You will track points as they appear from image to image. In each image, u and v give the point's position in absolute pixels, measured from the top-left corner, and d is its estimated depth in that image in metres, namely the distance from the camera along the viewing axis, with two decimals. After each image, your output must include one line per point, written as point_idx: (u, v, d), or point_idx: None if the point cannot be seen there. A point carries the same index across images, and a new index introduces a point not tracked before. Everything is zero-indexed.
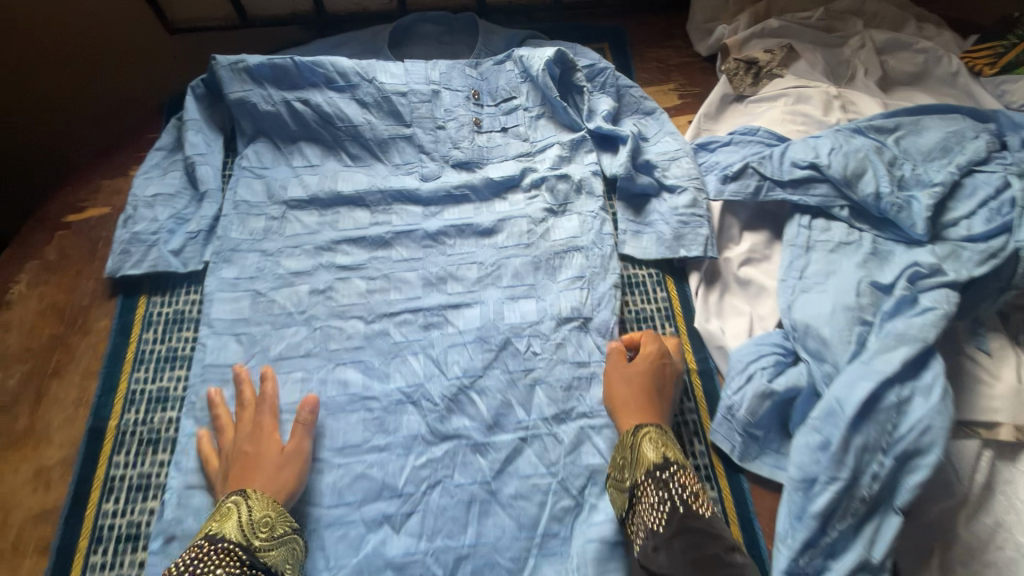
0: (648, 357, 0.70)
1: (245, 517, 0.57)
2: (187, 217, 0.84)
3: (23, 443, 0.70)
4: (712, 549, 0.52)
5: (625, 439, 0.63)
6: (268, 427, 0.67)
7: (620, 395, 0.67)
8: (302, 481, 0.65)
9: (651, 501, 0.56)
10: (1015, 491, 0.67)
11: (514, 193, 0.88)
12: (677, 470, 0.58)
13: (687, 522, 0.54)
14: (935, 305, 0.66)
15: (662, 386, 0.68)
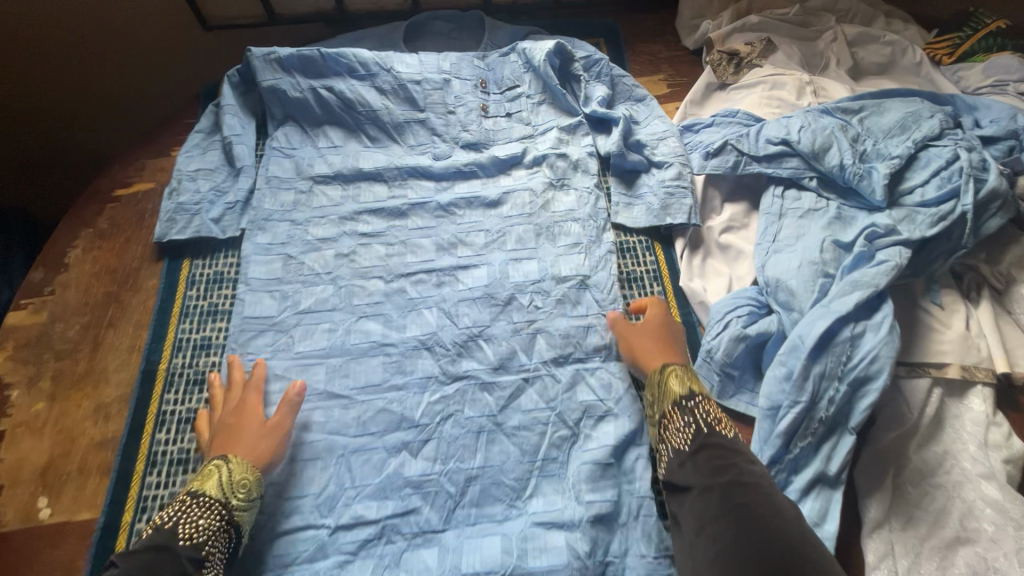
0: (657, 318, 0.80)
1: (225, 479, 0.65)
2: (224, 189, 0.93)
3: (84, 383, 0.80)
4: (732, 460, 0.61)
5: (653, 379, 0.73)
6: (253, 403, 0.73)
7: (641, 345, 0.77)
8: (281, 449, 0.72)
9: (677, 425, 0.67)
10: (961, 423, 0.76)
11: (517, 169, 0.98)
12: (700, 400, 0.69)
13: (709, 439, 0.64)
14: (888, 258, 0.75)
15: (676, 340, 0.78)
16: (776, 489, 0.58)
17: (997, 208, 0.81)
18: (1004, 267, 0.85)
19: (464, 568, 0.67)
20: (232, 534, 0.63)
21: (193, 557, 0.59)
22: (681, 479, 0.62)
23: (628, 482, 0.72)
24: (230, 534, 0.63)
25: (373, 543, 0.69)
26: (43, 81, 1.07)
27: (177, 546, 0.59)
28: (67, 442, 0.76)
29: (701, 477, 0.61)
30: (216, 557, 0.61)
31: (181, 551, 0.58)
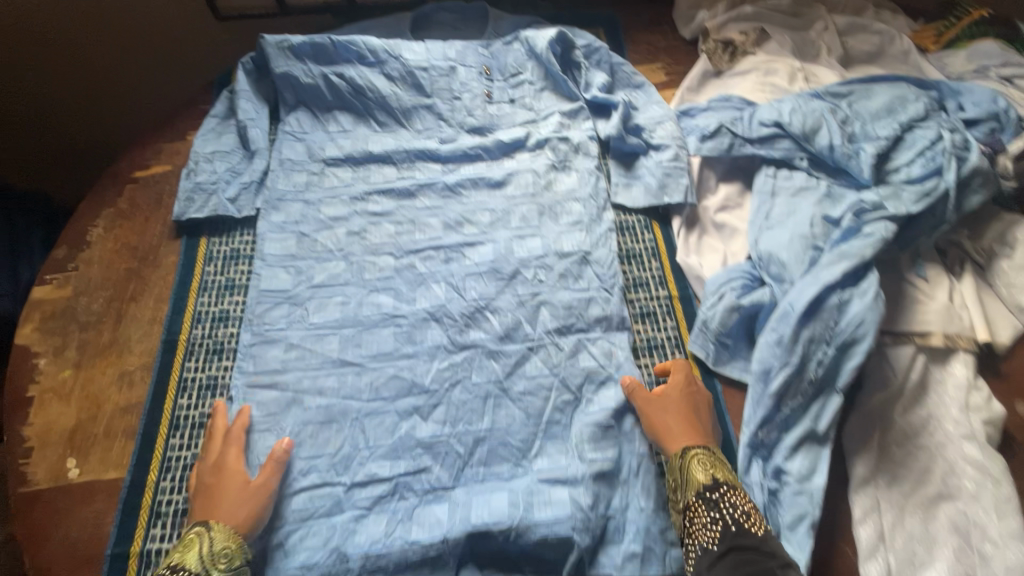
0: (678, 386, 0.77)
1: (206, 548, 0.64)
2: (240, 171, 0.97)
3: (108, 353, 0.83)
4: (765, 565, 0.58)
5: (676, 462, 0.71)
6: (234, 461, 0.72)
7: (663, 421, 0.74)
8: (265, 512, 0.70)
9: (703, 521, 0.66)
10: (943, 388, 0.80)
11: (521, 152, 1.02)
12: (725, 491, 0.67)
13: (738, 539, 0.62)
14: (874, 231, 0.80)
15: (700, 412, 0.76)
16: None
17: (979, 185, 0.86)
18: (985, 243, 0.89)
19: (474, 521, 0.70)
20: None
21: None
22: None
23: (627, 443, 0.76)
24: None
25: (387, 499, 0.73)
26: (60, 68, 1.10)
27: None
28: (94, 407, 0.79)
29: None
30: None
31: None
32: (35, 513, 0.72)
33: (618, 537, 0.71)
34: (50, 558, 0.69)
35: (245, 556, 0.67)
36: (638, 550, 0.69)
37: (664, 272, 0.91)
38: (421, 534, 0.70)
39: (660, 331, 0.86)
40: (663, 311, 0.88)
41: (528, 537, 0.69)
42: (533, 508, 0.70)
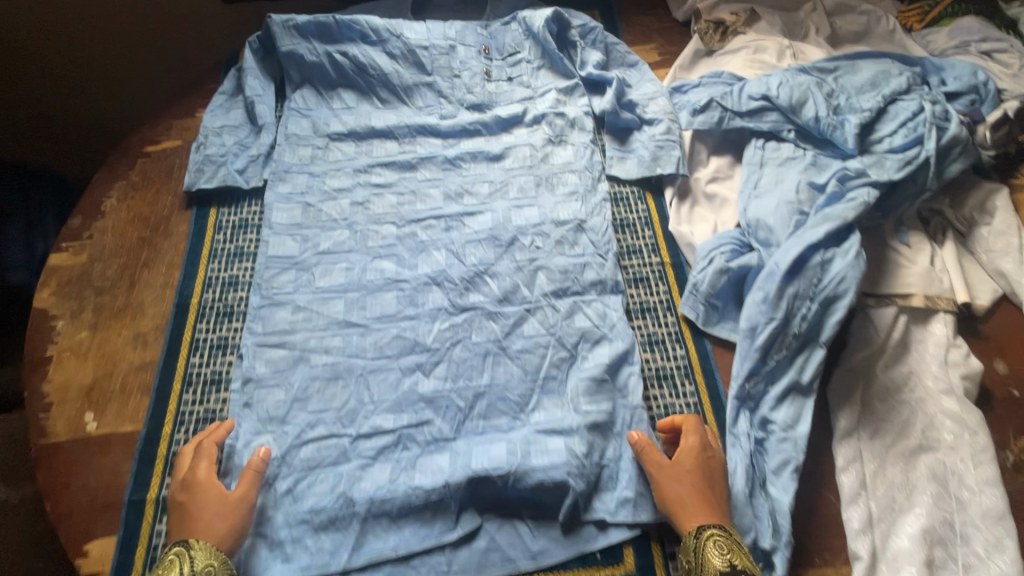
0: (692, 451, 0.72)
1: (188, 567, 0.62)
2: (248, 144, 1.01)
3: (123, 315, 0.87)
4: None
5: (688, 542, 0.66)
6: (207, 486, 0.70)
7: (675, 493, 0.69)
8: (243, 525, 0.68)
9: None
10: (925, 347, 0.83)
11: (519, 128, 1.05)
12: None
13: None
14: (857, 196, 0.83)
15: (716, 482, 0.71)
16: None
17: (958, 154, 0.89)
18: (967, 211, 0.92)
19: (475, 467, 0.73)
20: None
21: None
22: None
23: (620, 397, 0.80)
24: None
25: (390, 449, 0.76)
26: (70, 48, 1.14)
27: None
28: (110, 365, 0.83)
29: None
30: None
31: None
32: (55, 463, 0.75)
33: (612, 484, 0.74)
34: (71, 503, 0.73)
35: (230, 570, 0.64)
36: (630, 496, 0.73)
37: (656, 240, 0.95)
38: (424, 479, 0.73)
39: (652, 294, 0.90)
40: (656, 277, 0.91)
41: (526, 482, 0.72)
42: (530, 455, 0.74)
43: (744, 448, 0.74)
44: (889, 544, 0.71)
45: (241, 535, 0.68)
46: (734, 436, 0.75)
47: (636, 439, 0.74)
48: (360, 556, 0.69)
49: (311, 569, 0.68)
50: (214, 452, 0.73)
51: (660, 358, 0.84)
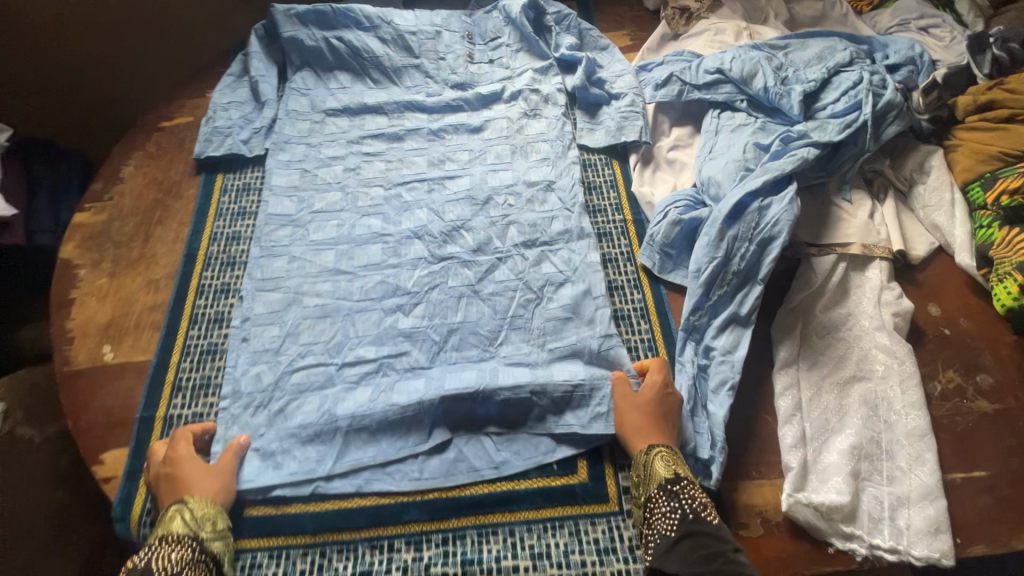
0: (653, 385, 0.80)
1: (189, 516, 0.69)
2: (252, 119, 1.12)
3: (138, 264, 0.97)
4: (716, 548, 0.63)
5: (640, 458, 0.74)
6: (188, 458, 0.75)
7: (632, 420, 0.77)
8: (230, 485, 0.75)
9: (663, 510, 0.69)
10: (862, 290, 0.89)
11: (497, 104, 1.15)
12: (685, 484, 0.70)
13: (694, 526, 0.66)
14: (797, 153, 0.91)
15: (671, 413, 0.78)
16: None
17: (894, 117, 0.97)
18: (907, 171, 0.99)
19: (447, 388, 0.81)
20: (209, 564, 0.67)
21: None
22: (665, 566, 0.63)
23: (585, 329, 0.88)
24: (207, 565, 0.67)
25: (372, 375, 0.85)
26: (96, 39, 1.27)
27: None
28: (125, 306, 0.93)
29: (687, 565, 0.62)
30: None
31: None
32: (76, 386, 0.85)
33: (585, 403, 0.81)
34: (89, 419, 0.82)
35: (227, 520, 0.73)
36: (603, 411, 0.80)
37: (620, 200, 1.04)
38: (401, 399, 0.81)
39: (615, 247, 0.99)
40: (619, 232, 1.00)
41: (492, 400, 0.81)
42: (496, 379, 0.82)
43: (689, 372, 0.82)
44: (821, 458, 0.77)
45: (233, 490, 0.75)
46: (681, 362, 0.84)
47: (614, 378, 0.82)
48: (342, 463, 0.78)
49: (298, 474, 0.77)
50: (191, 429, 0.79)
51: (620, 300, 0.93)
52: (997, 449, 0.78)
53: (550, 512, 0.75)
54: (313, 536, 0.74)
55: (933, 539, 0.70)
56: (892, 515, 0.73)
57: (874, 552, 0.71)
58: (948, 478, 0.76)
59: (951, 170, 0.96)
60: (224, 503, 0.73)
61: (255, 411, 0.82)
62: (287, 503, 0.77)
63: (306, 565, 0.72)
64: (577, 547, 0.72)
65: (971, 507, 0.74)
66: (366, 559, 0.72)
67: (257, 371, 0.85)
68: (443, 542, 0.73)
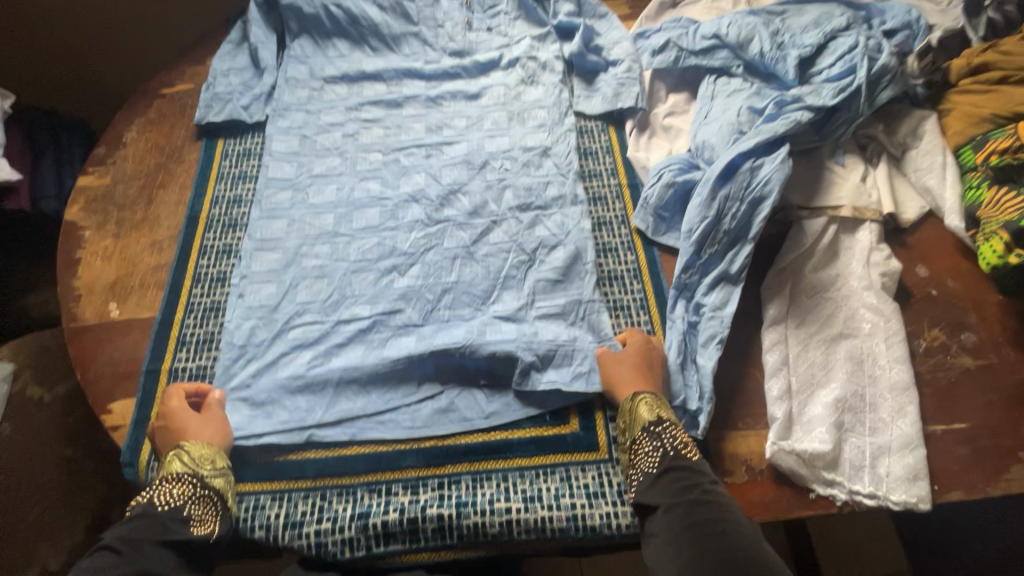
0: (637, 342, 0.83)
1: (188, 457, 0.72)
2: (252, 85, 1.13)
3: (141, 225, 0.99)
4: (694, 481, 0.67)
5: (625, 406, 0.77)
6: (181, 411, 0.78)
7: (618, 373, 0.80)
8: (224, 429, 0.78)
9: (646, 450, 0.73)
10: (852, 253, 0.90)
11: (495, 71, 1.16)
12: (668, 425, 0.74)
13: (674, 462, 0.70)
14: (790, 116, 0.91)
15: (656, 366, 0.81)
16: (734, 508, 0.64)
17: (888, 82, 0.96)
18: (901, 137, 0.99)
19: (437, 345, 0.84)
20: (213, 499, 0.71)
21: (176, 517, 0.67)
22: (647, 500, 0.69)
23: (573, 292, 0.90)
24: (211, 498, 0.71)
25: (367, 331, 0.87)
26: (95, 7, 1.27)
27: (158, 512, 0.67)
28: (130, 266, 0.95)
29: (666, 497, 0.67)
30: (204, 517, 0.69)
31: (163, 516, 0.67)
32: (84, 340, 0.88)
33: (568, 360, 0.83)
34: (97, 372, 0.85)
35: (225, 459, 0.76)
36: (585, 370, 0.83)
37: (615, 165, 1.06)
38: (393, 353, 0.85)
39: (610, 211, 1.01)
40: (613, 195, 1.02)
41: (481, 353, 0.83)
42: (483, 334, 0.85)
43: (679, 328, 0.85)
44: (805, 411, 0.80)
45: (230, 436, 0.78)
46: (672, 319, 0.86)
47: (597, 354, 0.83)
48: (332, 412, 0.82)
49: (300, 422, 0.81)
50: (185, 389, 0.81)
51: (612, 262, 0.95)
52: (978, 403, 0.81)
53: (543, 460, 0.79)
54: (314, 481, 0.78)
55: (911, 485, 0.73)
56: (873, 463, 0.75)
57: (853, 498, 0.74)
58: (928, 429, 0.79)
59: (944, 134, 0.97)
60: (222, 446, 0.77)
61: (246, 363, 0.85)
62: (287, 451, 0.80)
63: (306, 508, 0.76)
64: (567, 491, 0.76)
65: (950, 456, 0.77)
66: (365, 502, 0.76)
67: (259, 326, 0.87)
68: (439, 486, 0.77)
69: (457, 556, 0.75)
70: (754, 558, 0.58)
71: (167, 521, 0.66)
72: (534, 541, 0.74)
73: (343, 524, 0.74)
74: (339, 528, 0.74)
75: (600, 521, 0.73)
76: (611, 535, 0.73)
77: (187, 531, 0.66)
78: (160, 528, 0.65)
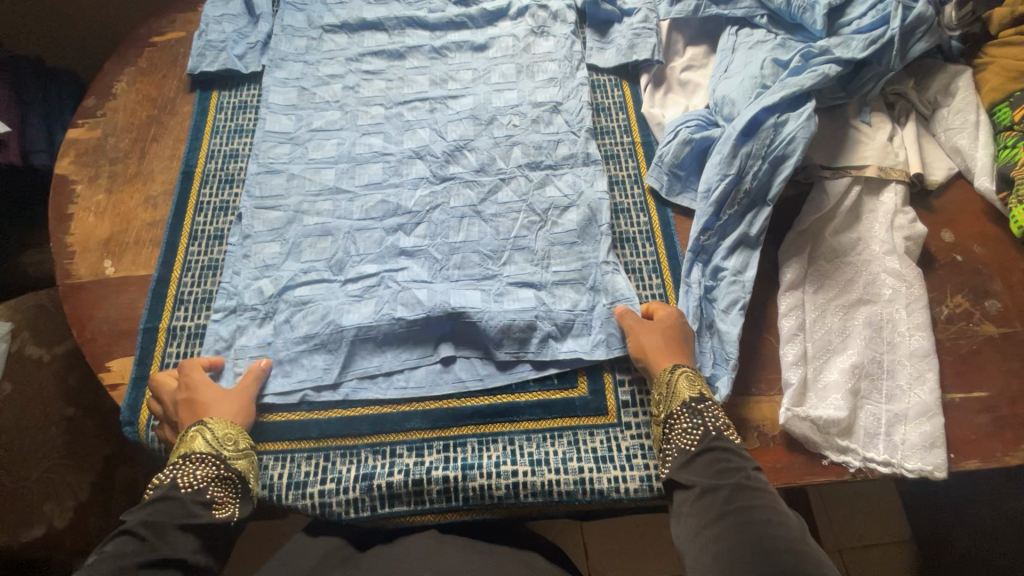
0: (671, 314, 0.78)
1: (212, 436, 0.69)
2: (247, 33, 1.07)
3: (134, 180, 0.95)
4: (736, 464, 0.63)
5: (664, 377, 0.73)
6: (204, 385, 0.74)
7: (649, 344, 0.76)
8: (246, 407, 0.75)
9: (684, 426, 0.69)
10: (876, 215, 0.86)
11: (503, 21, 1.09)
12: (709, 404, 0.70)
13: (716, 442, 0.66)
14: (818, 69, 0.85)
15: (687, 339, 0.77)
16: (779, 499, 0.59)
17: (923, 33, 0.88)
18: (931, 94, 0.94)
19: (453, 305, 0.81)
20: (235, 481, 0.68)
21: (199, 500, 0.64)
22: (685, 479, 0.65)
23: (591, 255, 0.87)
24: (233, 481, 0.68)
25: (374, 288, 0.84)
26: None
27: (180, 494, 0.63)
28: (125, 222, 0.92)
29: (705, 478, 0.63)
30: (226, 500, 0.66)
31: (185, 498, 0.63)
32: (78, 298, 0.85)
33: (586, 330, 0.82)
34: (94, 330, 0.83)
35: (247, 441, 0.73)
36: (602, 338, 0.81)
37: (629, 121, 1.01)
38: (406, 313, 0.81)
39: (622, 169, 0.97)
40: (626, 154, 0.98)
41: (497, 316, 0.81)
42: (505, 298, 0.83)
43: (695, 293, 0.82)
44: (821, 377, 0.77)
45: (250, 413, 0.75)
46: (687, 284, 0.83)
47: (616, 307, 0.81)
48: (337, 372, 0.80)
49: (307, 381, 0.79)
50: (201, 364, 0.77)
51: (625, 223, 0.92)
52: (1000, 371, 0.78)
53: (550, 424, 0.78)
54: (317, 442, 0.77)
55: (928, 453, 0.71)
56: (888, 431, 0.73)
57: (866, 466, 0.73)
58: (947, 397, 0.77)
59: (978, 90, 0.91)
60: (243, 424, 0.74)
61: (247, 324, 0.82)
62: (273, 411, 0.79)
63: (310, 468, 0.75)
64: (575, 455, 0.75)
65: (967, 424, 0.75)
66: (369, 463, 0.75)
67: (258, 286, 0.84)
68: (444, 448, 0.76)
69: (463, 519, 0.74)
70: (801, 552, 0.52)
71: (189, 503, 0.63)
72: (541, 504, 0.73)
73: (348, 485, 0.74)
74: (344, 488, 0.73)
75: (608, 485, 0.73)
76: (619, 499, 0.72)
77: (208, 514, 0.63)
78: (182, 512, 0.62)
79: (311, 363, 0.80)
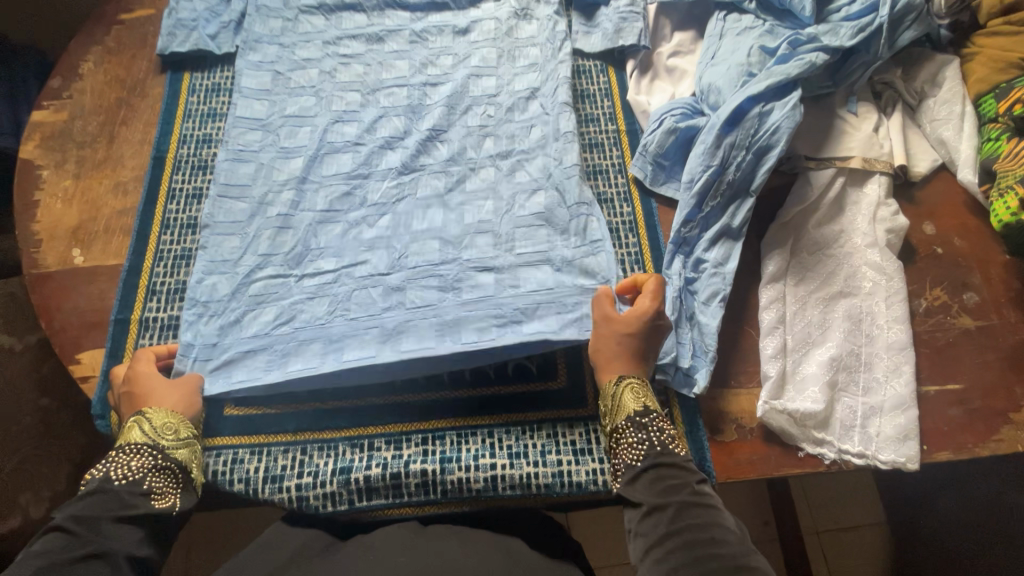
0: (640, 314, 0.72)
1: (148, 426, 0.67)
2: (219, 11, 1.03)
3: (103, 167, 0.92)
4: (681, 480, 0.63)
5: (608, 390, 0.72)
6: (148, 375, 0.72)
7: (604, 351, 0.73)
8: (189, 399, 0.73)
9: (630, 442, 0.68)
10: (859, 207, 0.85)
11: (486, 2, 1.06)
12: (654, 416, 0.69)
13: (662, 458, 0.65)
14: (805, 57, 0.83)
15: (651, 342, 0.73)
16: (723, 512, 0.61)
17: (912, 21, 0.86)
18: (918, 85, 0.93)
19: (410, 301, 0.80)
20: (174, 470, 0.67)
21: (136, 491, 0.63)
22: (631, 495, 0.64)
23: (558, 238, 0.84)
24: (173, 471, 0.67)
25: (325, 283, 0.82)
26: None
27: (115, 487, 0.62)
28: (93, 209, 0.89)
29: (653, 496, 0.63)
30: (165, 490, 0.65)
31: (120, 490, 0.62)
32: (47, 288, 0.83)
33: None
34: (63, 322, 0.81)
35: (191, 429, 0.71)
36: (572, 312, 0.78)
37: (614, 108, 1.00)
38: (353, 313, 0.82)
39: (606, 158, 0.96)
40: (610, 142, 0.97)
41: None
42: None
43: (676, 284, 0.81)
44: (799, 370, 0.78)
45: (197, 403, 0.74)
46: (668, 275, 0.82)
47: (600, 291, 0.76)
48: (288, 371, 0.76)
49: (247, 381, 0.76)
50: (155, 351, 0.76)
51: (608, 213, 0.91)
52: (974, 364, 0.79)
53: (529, 416, 0.78)
54: (294, 435, 0.77)
55: (900, 445, 0.72)
56: (864, 423, 0.74)
57: (842, 458, 0.73)
58: (922, 390, 0.78)
59: (966, 81, 0.90)
60: (188, 413, 0.72)
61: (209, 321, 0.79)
62: (252, 404, 0.78)
63: (287, 462, 0.75)
64: (553, 448, 0.75)
65: (941, 416, 0.76)
66: (347, 457, 0.75)
67: (214, 282, 0.82)
68: (423, 442, 0.76)
69: (442, 512, 0.74)
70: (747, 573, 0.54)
71: (125, 495, 0.62)
72: (517, 497, 0.73)
73: (325, 478, 0.73)
74: (321, 482, 0.73)
75: (587, 478, 0.73)
76: (596, 490, 0.73)
77: (145, 505, 0.62)
78: (118, 503, 0.61)
79: (293, 355, 0.77)
